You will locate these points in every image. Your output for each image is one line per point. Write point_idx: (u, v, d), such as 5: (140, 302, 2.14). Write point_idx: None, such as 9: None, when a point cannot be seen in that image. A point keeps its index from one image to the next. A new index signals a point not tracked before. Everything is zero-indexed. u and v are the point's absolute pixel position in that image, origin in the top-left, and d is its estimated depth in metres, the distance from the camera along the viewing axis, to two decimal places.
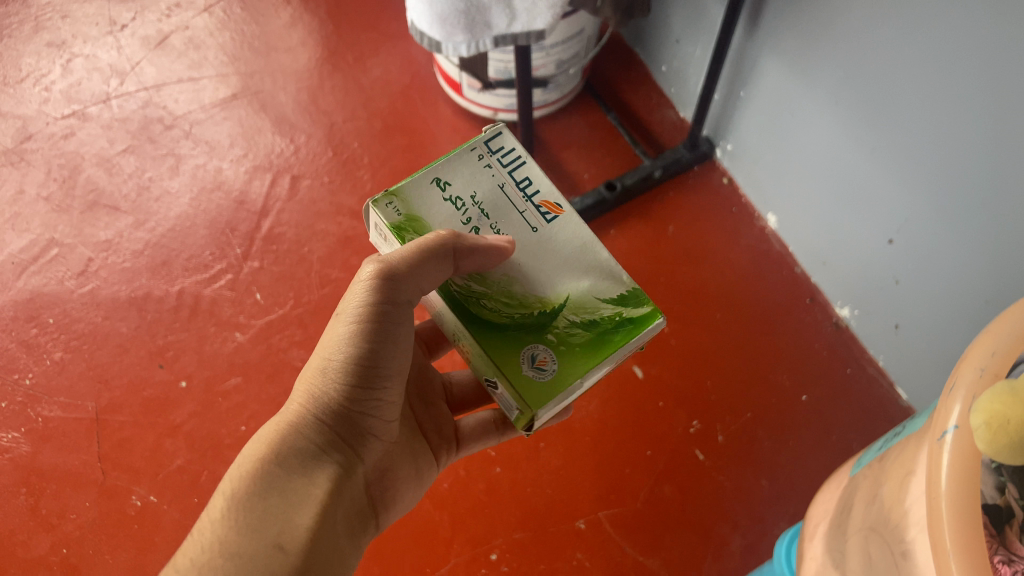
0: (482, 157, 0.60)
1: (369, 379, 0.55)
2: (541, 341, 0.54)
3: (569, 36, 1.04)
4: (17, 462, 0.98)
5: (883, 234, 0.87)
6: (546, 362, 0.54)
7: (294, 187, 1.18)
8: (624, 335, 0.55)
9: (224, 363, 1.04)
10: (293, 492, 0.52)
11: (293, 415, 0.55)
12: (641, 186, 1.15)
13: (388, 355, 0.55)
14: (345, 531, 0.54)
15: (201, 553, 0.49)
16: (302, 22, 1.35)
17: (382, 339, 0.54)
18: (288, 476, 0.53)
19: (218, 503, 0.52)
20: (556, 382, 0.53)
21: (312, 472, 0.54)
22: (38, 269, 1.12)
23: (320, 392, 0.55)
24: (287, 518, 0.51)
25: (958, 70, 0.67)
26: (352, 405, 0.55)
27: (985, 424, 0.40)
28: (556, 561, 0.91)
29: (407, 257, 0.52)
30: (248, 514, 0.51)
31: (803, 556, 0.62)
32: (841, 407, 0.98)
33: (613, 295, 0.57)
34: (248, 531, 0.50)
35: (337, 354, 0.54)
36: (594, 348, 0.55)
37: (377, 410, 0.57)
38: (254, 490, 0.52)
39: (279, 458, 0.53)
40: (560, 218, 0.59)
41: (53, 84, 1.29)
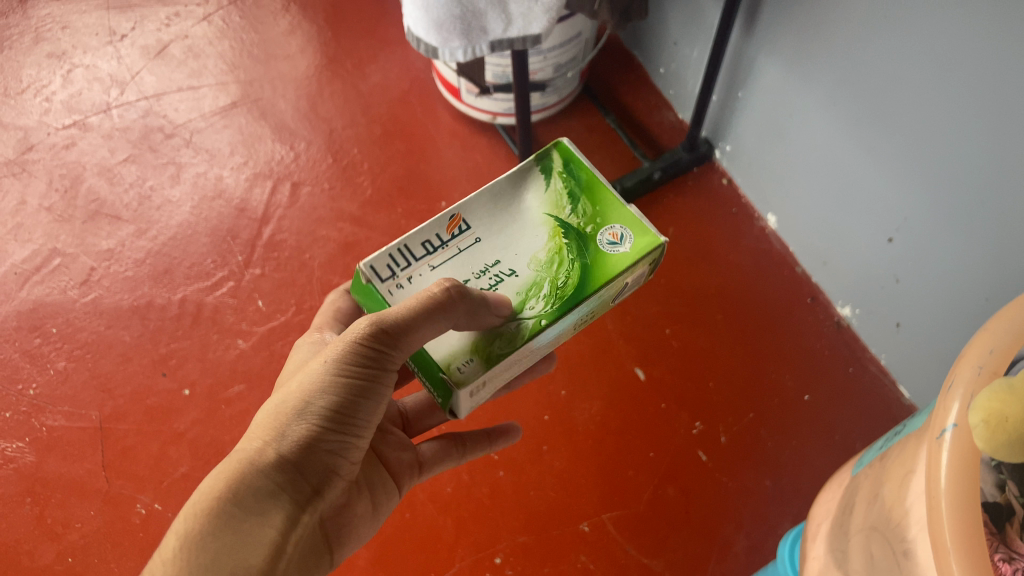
0: (397, 283, 0.56)
1: (344, 427, 0.52)
2: (580, 238, 0.57)
3: (566, 39, 1.04)
4: (21, 472, 0.98)
5: (882, 233, 0.87)
6: (616, 232, 0.57)
7: (295, 194, 1.18)
8: (594, 205, 0.59)
9: (226, 370, 1.04)
10: (248, 535, 0.49)
11: (258, 453, 0.50)
12: (641, 188, 1.15)
13: (365, 406, 0.52)
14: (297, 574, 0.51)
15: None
16: (301, 29, 1.35)
17: (361, 390, 0.51)
18: (243, 518, 0.49)
19: (171, 542, 0.48)
20: (628, 223, 0.58)
21: (270, 517, 0.50)
22: (40, 279, 1.12)
23: (290, 435, 0.51)
24: (241, 559, 0.48)
25: (955, 68, 0.67)
26: (323, 452, 0.52)
27: (982, 421, 0.40)
28: (560, 563, 0.91)
29: (408, 313, 0.49)
30: (201, 554, 0.47)
31: (807, 557, 0.62)
32: (844, 406, 0.98)
33: (559, 197, 0.59)
34: (198, 571, 0.46)
35: (317, 398, 0.51)
36: (585, 194, 0.59)
37: (349, 456, 0.53)
38: (208, 528, 0.48)
39: (237, 495, 0.49)
40: (470, 221, 0.58)
41: (54, 95, 1.30)
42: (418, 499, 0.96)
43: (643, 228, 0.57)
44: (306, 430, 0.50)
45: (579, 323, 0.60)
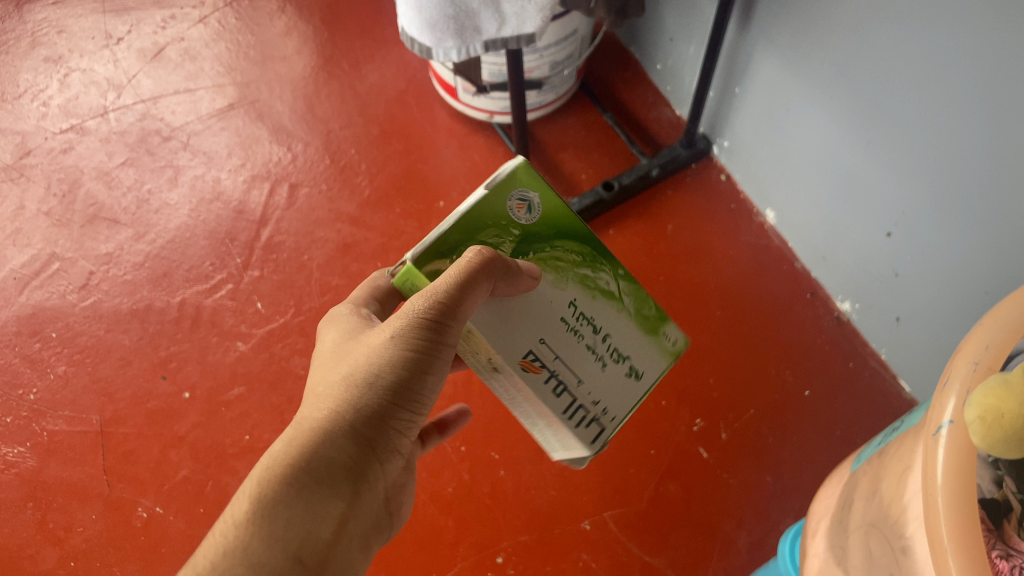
0: (602, 410, 0.55)
1: (409, 398, 0.49)
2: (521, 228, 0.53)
3: (562, 37, 1.04)
4: (22, 477, 0.99)
5: (881, 227, 0.87)
6: (517, 204, 0.52)
7: (293, 196, 1.18)
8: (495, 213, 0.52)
9: (226, 373, 1.04)
10: (319, 507, 0.47)
11: (326, 423, 0.48)
12: (639, 185, 1.14)
13: (430, 380, 0.50)
14: (359, 544, 0.50)
15: (221, 560, 0.44)
16: (297, 30, 1.35)
17: (428, 363, 0.48)
18: (313, 489, 0.47)
19: (243, 505, 0.46)
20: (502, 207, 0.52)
21: (338, 488, 0.48)
22: (40, 283, 1.13)
23: (359, 406, 0.48)
24: (311, 532, 0.46)
25: (952, 59, 0.67)
26: (391, 423, 0.49)
27: (979, 418, 0.40)
28: (562, 562, 0.91)
29: (459, 283, 0.46)
30: (274, 525, 0.46)
31: (807, 554, 0.62)
32: (844, 401, 0.98)
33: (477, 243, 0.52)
34: (271, 541, 0.45)
35: (387, 370, 0.48)
36: (477, 229, 0.51)
37: (410, 428, 0.51)
38: (279, 499, 0.46)
39: (306, 468, 0.47)
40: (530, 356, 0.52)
41: (51, 99, 1.30)
42: (419, 500, 0.96)
43: (505, 175, 0.52)
44: (376, 404, 0.48)
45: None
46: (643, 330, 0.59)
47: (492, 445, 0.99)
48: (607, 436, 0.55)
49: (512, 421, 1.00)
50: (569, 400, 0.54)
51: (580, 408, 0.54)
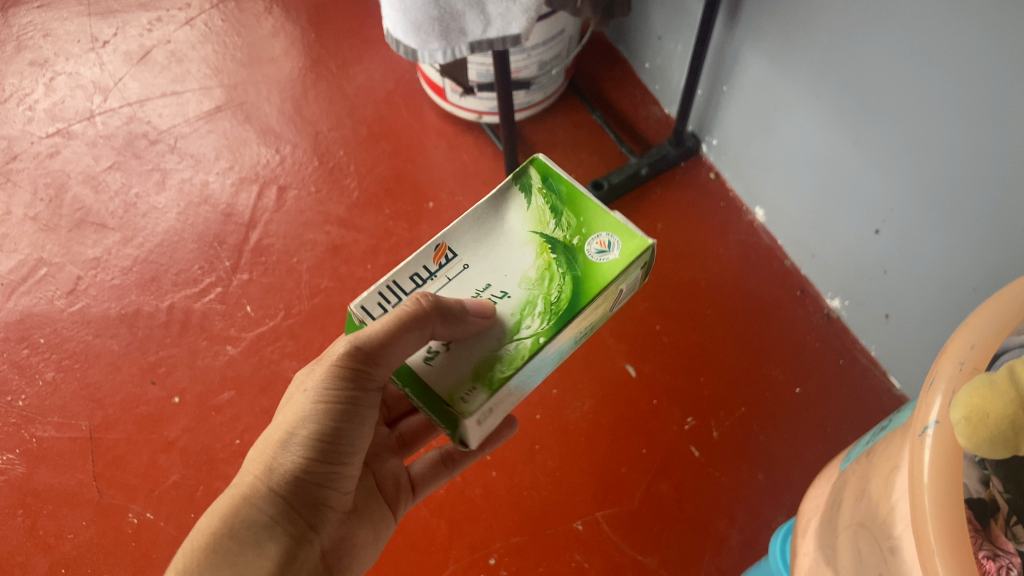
0: None
1: (329, 452, 0.54)
2: (581, 243, 0.55)
3: (549, 36, 1.04)
4: (12, 484, 0.98)
5: (869, 224, 0.87)
6: (605, 238, 0.55)
7: (282, 198, 1.18)
8: (563, 188, 0.57)
9: (216, 377, 1.03)
10: (245, 562, 0.52)
11: (251, 485, 0.54)
12: (629, 184, 1.14)
13: (348, 431, 0.54)
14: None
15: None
16: (284, 32, 1.34)
17: (345, 415, 0.54)
18: (239, 548, 0.52)
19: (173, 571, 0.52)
20: (616, 227, 0.55)
21: (265, 542, 0.53)
22: (27, 289, 1.12)
23: (280, 463, 0.54)
24: None
25: (938, 60, 0.67)
26: (314, 478, 0.54)
27: (965, 418, 0.40)
28: (554, 563, 0.91)
29: (382, 332, 0.50)
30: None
31: (797, 553, 0.62)
32: (833, 398, 0.98)
33: (521, 198, 0.58)
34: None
35: (303, 427, 0.53)
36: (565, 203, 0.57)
37: (339, 481, 0.56)
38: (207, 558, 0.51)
39: (231, 529, 0.53)
40: (449, 245, 0.57)
41: (37, 103, 1.29)
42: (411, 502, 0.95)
43: (635, 232, 0.55)
44: (295, 459, 0.53)
45: (568, 339, 0.58)
46: (478, 364, 0.52)
47: None
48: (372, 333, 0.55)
49: None
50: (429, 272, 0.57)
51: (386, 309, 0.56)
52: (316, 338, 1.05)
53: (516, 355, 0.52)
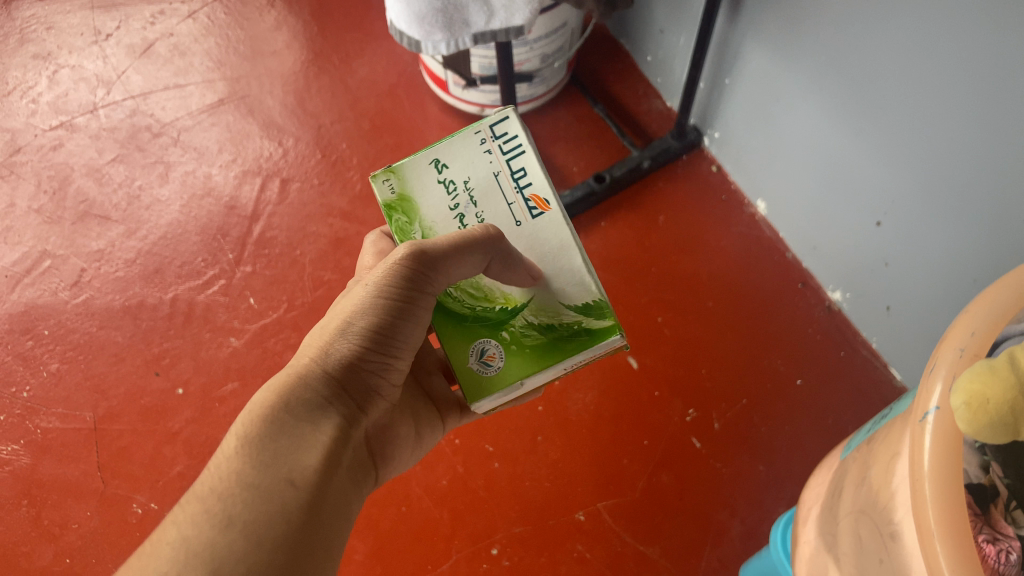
0: (484, 142, 0.61)
1: (386, 344, 0.55)
2: (495, 336, 0.58)
3: (551, 29, 1.04)
4: (17, 474, 0.99)
5: (871, 216, 0.87)
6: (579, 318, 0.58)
7: (284, 191, 1.18)
8: (577, 345, 0.57)
9: (219, 369, 1.04)
10: (303, 437, 0.50)
11: (307, 368, 0.53)
12: (631, 176, 1.15)
13: (407, 328, 0.55)
14: (351, 484, 0.53)
15: (218, 484, 0.47)
16: (287, 25, 1.35)
17: (406, 312, 0.54)
18: (296, 423, 0.51)
19: (230, 442, 0.49)
20: (505, 372, 0.57)
21: (319, 421, 0.52)
22: (31, 281, 1.12)
23: (339, 349, 0.54)
24: (300, 459, 0.49)
25: (940, 52, 0.67)
26: (369, 368, 0.55)
27: (965, 404, 0.41)
28: (556, 553, 0.92)
29: (448, 245, 0.54)
30: (263, 452, 0.49)
31: (798, 541, 0.62)
32: (834, 389, 0.98)
33: (579, 302, 0.58)
34: (264, 466, 0.48)
35: (363, 315, 0.54)
36: (534, 348, 0.57)
37: (388, 376, 0.57)
38: (266, 432, 0.50)
39: (288, 407, 0.51)
40: (546, 216, 0.60)
41: (41, 96, 1.29)
42: (415, 492, 0.96)
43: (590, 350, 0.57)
44: (354, 348, 0.54)
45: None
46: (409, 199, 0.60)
47: (486, 437, 0.99)
48: (496, 118, 0.61)
49: (506, 416, 1.00)
50: (509, 151, 0.61)
51: (501, 149, 0.61)
52: None
53: (403, 234, 0.60)
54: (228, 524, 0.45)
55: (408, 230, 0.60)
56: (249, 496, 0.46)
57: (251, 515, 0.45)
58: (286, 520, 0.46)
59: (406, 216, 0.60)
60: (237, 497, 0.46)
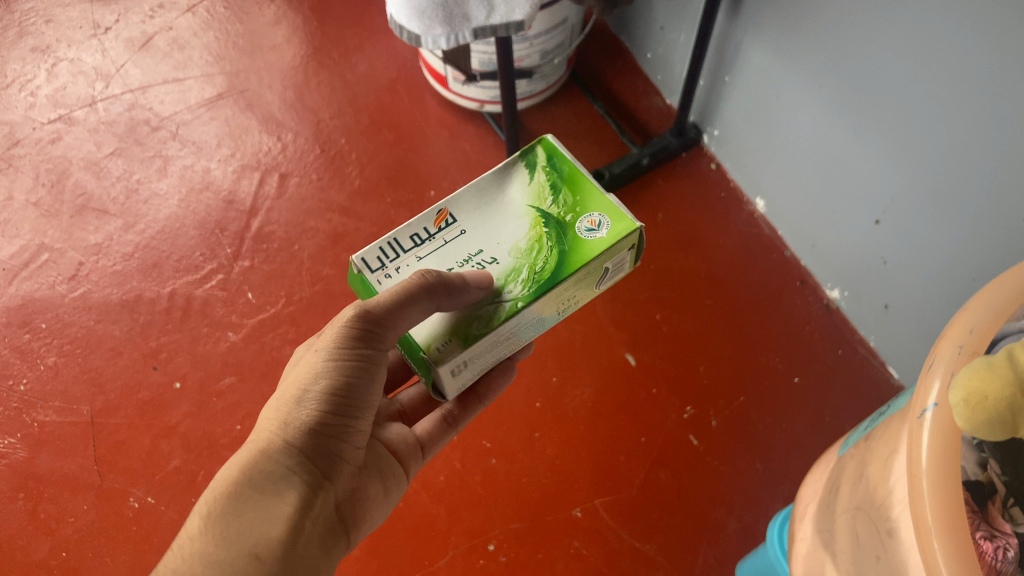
0: (381, 275, 0.58)
1: (345, 406, 0.55)
2: (571, 223, 0.58)
3: (552, 25, 1.04)
4: (13, 468, 0.98)
5: (870, 215, 0.87)
6: (596, 218, 0.58)
7: (283, 185, 1.18)
8: (563, 165, 0.62)
9: (217, 363, 1.04)
10: (265, 511, 0.51)
11: (268, 439, 0.54)
12: (630, 174, 1.14)
13: (361, 387, 0.55)
14: (320, 549, 0.53)
15: (183, 562, 0.49)
16: (286, 19, 1.34)
17: (359, 371, 0.54)
18: (258, 495, 0.52)
19: (195, 521, 0.51)
20: (607, 210, 0.59)
21: (282, 492, 0.52)
22: (29, 274, 1.12)
23: (297, 418, 0.54)
24: (262, 533, 0.50)
25: (940, 52, 0.67)
26: (329, 432, 0.54)
27: (963, 401, 0.41)
28: (553, 550, 0.92)
29: (390, 300, 0.52)
30: (225, 529, 0.50)
31: (795, 538, 0.62)
32: (832, 387, 0.98)
33: (533, 172, 0.62)
34: (226, 542, 0.49)
35: (318, 381, 0.54)
36: (569, 204, 0.60)
37: (353, 435, 0.56)
38: (230, 508, 0.51)
39: (251, 480, 0.52)
40: (450, 208, 0.60)
41: (39, 89, 1.29)
42: (411, 488, 0.96)
43: (624, 213, 0.58)
44: (312, 414, 0.54)
45: (557, 312, 0.62)
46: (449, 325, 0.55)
47: (484, 433, 0.99)
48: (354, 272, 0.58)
49: (503, 413, 1.00)
50: (394, 255, 0.59)
51: (389, 259, 0.59)
52: (317, 325, 1.05)
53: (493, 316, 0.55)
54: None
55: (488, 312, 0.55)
56: (211, 574, 0.48)
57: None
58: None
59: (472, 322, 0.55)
60: (198, 575, 0.48)
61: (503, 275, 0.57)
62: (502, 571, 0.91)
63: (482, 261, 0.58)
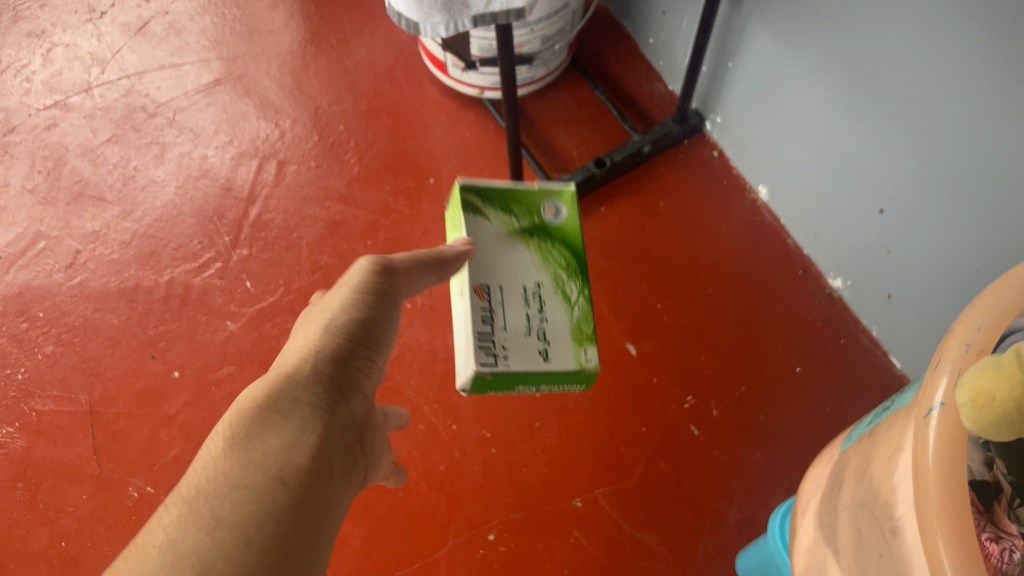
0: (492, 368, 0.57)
1: (367, 345, 0.54)
2: (542, 215, 0.62)
3: (552, 11, 1.02)
4: (11, 457, 0.98)
5: (873, 204, 0.87)
6: (550, 205, 0.63)
7: (281, 173, 1.17)
8: (490, 188, 0.62)
9: (215, 353, 1.03)
10: (293, 432, 0.46)
11: (293, 368, 0.50)
12: (631, 161, 1.13)
13: (382, 326, 0.56)
14: (341, 480, 0.48)
15: (205, 485, 0.43)
16: (284, 4, 1.33)
17: (381, 309, 0.56)
18: (285, 418, 0.47)
19: (216, 442, 0.45)
20: (548, 192, 0.63)
21: (309, 417, 0.48)
22: (25, 262, 1.11)
23: (323, 348, 0.52)
24: (291, 455, 0.45)
25: (947, 41, 0.66)
26: (352, 367, 0.53)
27: (971, 401, 0.40)
28: (553, 539, 0.91)
29: (409, 259, 0.59)
30: (250, 450, 0.45)
31: (796, 532, 0.62)
32: (833, 377, 0.98)
33: (482, 211, 0.62)
34: (252, 465, 0.44)
35: (345, 315, 0.54)
36: (525, 207, 0.63)
37: (370, 379, 0.54)
38: (256, 431, 0.46)
39: (276, 404, 0.48)
40: (473, 285, 0.59)
41: (34, 75, 1.27)
42: (411, 478, 0.96)
43: (552, 186, 0.64)
44: (338, 344, 0.53)
45: None
46: (570, 336, 0.59)
47: (484, 423, 0.98)
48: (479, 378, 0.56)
49: (503, 403, 0.99)
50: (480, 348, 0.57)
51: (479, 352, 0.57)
52: None
53: (585, 313, 0.60)
54: (214, 526, 0.41)
55: (581, 320, 0.60)
56: (237, 497, 0.42)
57: (240, 516, 0.41)
58: (276, 517, 0.42)
59: (584, 326, 0.60)
60: (223, 497, 0.42)
61: (556, 293, 0.60)
62: (502, 560, 0.91)
63: (535, 297, 0.59)
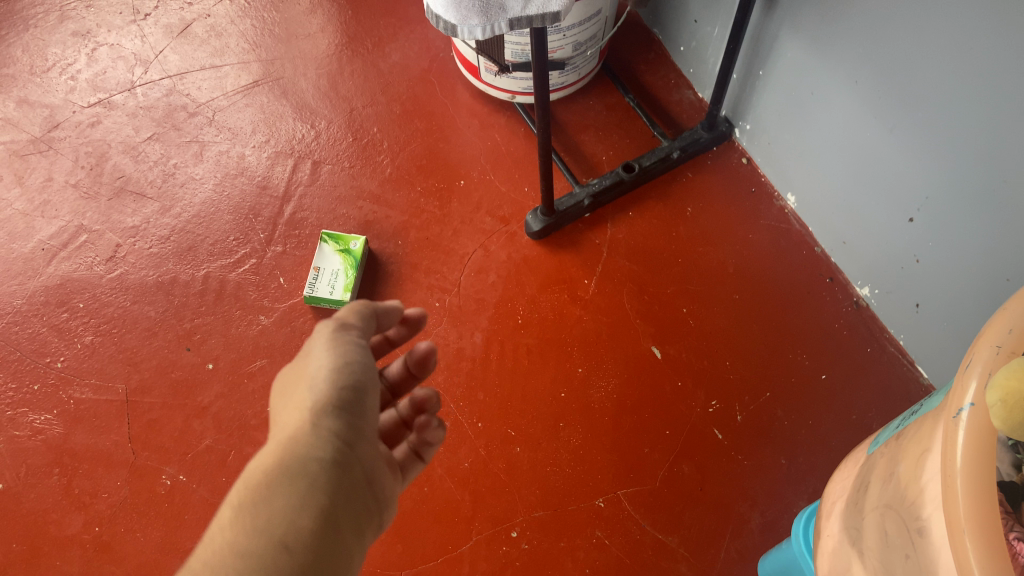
0: None
1: (355, 397, 0.56)
2: None
3: (586, 17, 1.04)
4: (49, 443, 1.01)
5: (903, 212, 0.87)
6: None
7: (316, 173, 1.19)
8: None
9: (248, 346, 1.06)
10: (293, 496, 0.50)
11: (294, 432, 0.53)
12: (660, 167, 1.14)
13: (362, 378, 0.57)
14: (346, 534, 0.52)
15: (213, 554, 0.48)
16: (322, 9, 1.36)
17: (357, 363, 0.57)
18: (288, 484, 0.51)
19: (226, 512, 0.51)
20: None
21: (310, 480, 0.51)
22: (67, 254, 1.15)
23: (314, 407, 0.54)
24: (292, 520, 0.49)
25: (980, 50, 0.67)
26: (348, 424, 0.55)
27: (1001, 401, 0.41)
28: (576, 538, 0.92)
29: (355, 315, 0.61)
30: (256, 518, 0.49)
31: (821, 535, 0.62)
32: (859, 385, 0.98)
33: None
34: (256, 532, 0.49)
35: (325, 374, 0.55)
36: None
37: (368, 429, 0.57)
38: (260, 496, 0.50)
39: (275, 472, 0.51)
40: None
41: (79, 73, 1.31)
42: (437, 474, 0.97)
43: None
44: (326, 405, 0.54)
45: None
46: None
47: (509, 422, 1.00)
48: None
49: (528, 402, 1.01)
50: None
51: None
52: None
53: None
54: None
55: None
56: (244, 563, 0.47)
57: None
58: None
59: None
60: (229, 564, 0.47)
61: None
62: (525, 557, 0.92)
63: None
